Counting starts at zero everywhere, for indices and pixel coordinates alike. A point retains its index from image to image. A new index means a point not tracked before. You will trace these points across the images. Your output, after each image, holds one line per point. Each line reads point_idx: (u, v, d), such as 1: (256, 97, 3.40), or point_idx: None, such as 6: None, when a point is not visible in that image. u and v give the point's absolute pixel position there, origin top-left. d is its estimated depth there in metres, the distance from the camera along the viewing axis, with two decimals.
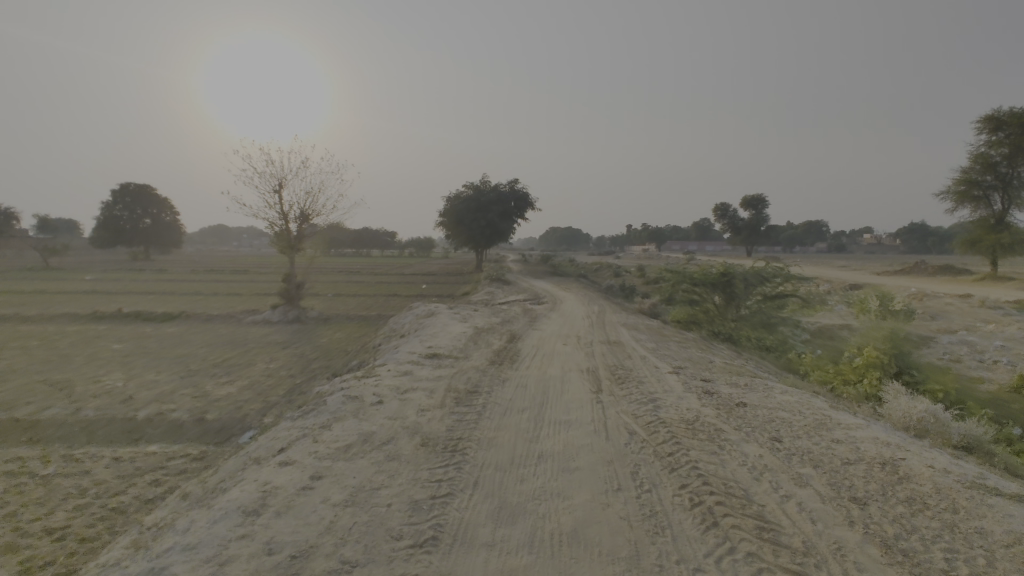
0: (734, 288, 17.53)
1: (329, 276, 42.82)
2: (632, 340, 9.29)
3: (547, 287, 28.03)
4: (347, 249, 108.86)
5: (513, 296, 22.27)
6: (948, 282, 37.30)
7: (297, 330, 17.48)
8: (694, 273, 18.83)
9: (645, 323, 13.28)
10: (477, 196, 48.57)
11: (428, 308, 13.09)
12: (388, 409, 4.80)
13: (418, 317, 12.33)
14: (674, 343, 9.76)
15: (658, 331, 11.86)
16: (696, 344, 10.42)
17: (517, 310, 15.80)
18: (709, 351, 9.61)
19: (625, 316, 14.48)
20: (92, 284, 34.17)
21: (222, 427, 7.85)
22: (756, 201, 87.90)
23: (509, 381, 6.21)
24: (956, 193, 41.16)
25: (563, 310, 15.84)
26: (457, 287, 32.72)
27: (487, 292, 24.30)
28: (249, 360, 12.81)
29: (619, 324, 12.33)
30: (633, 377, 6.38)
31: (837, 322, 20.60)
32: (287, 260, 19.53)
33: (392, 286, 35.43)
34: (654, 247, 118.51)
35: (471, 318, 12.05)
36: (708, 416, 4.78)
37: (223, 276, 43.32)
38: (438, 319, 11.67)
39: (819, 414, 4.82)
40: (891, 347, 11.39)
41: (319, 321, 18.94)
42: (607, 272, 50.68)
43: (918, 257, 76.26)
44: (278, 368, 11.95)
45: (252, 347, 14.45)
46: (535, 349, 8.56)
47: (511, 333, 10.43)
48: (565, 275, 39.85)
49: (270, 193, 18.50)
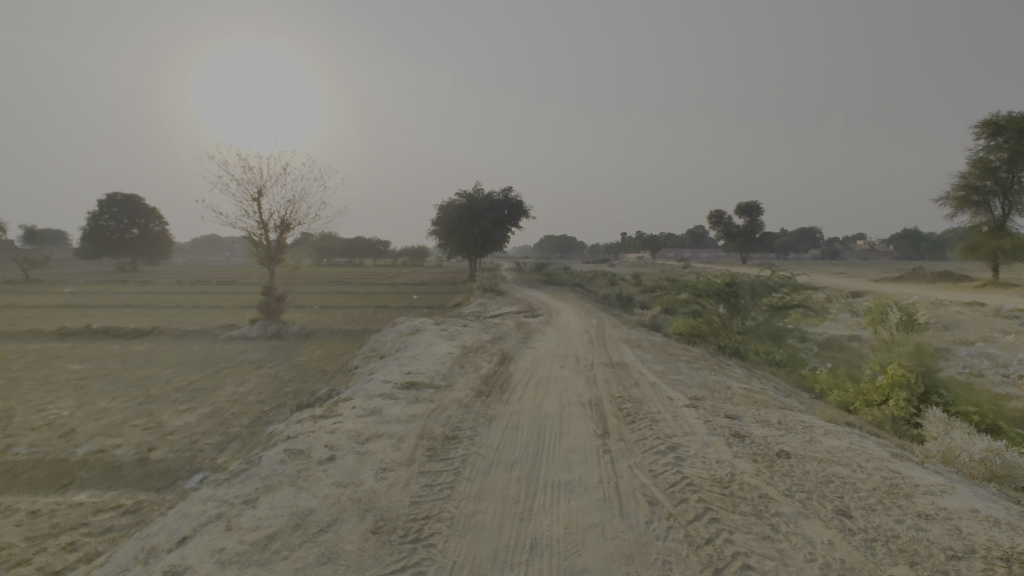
0: (740, 298, 16.60)
1: (318, 287, 41.70)
2: (637, 362, 8.29)
3: (543, 297, 27.06)
4: (339, 258, 107.50)
5: (506, 307, 21.28)
6: (951, 289, 36.49)
7: (276, 347, 16.41)
8: (697, 284, 17.91)
9: (648, 338, 12.31)
10: (470, 204, 47.67)
11: (413, 324, 12.08)
12: (339, 469, 3.76)
13: (401, 335, 11.31)
14: (683, 363, 8.76)
15: (663, 347, 10.87)
16: (706, 363, 9.43)
17: (510, 324, 14.81)
18: (722, 372, 8.61)
19: (625, 330, 13.53)
20: (71, 297, 32.97)
21: (167, 469, 6.78)
22: (751, 208, 87.51)
23: (497, 419, 5.19)
24: (955, 199, 40.53)
25: (560, 324, 14.84)
26: (449, 298, 31.71)
27: (479, 303, 23.29)
28: (217, 382, 11.74)
29: (620, 340, 11.34)
30: (645, 413, 5.37)
31: (845, 334, 19.69)
32: (267, 272, 18.49)
33: (382, 297, 34.35)
34: (650, 255, 117.88)
35: (459, 335, 11.04)
36: (746, 474, 3.78)
37: (209, 288, 42.19)
38: (423, 337, 10.65)
39: (884, 470, 3.85)
40: (918, 364, 10.43)
41: (300, 336, 17.86)
42: (603, 281, 49.71)
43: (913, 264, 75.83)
44: (247, 392, 10.88)
45: (223, 367, 13.35)
46: (528, 373, 7.55)
47: (502, 353, 9.41)
48: (560, 285, 38.86)
49: (249, 201, 17.53)
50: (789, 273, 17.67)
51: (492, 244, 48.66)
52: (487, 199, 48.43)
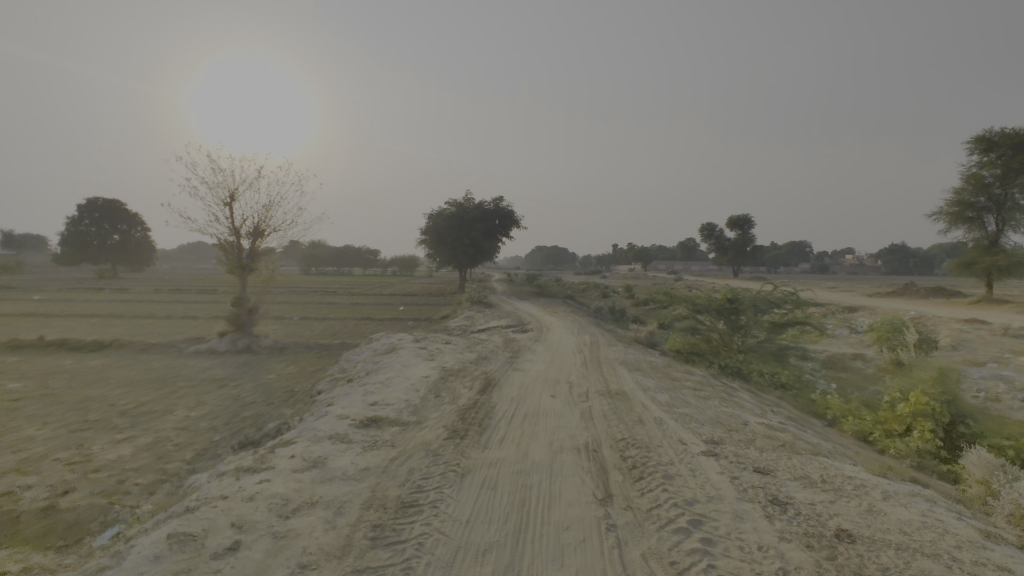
0: (741, 315, 15.69)
1: (301, 297, 40.40)
2: (638, 391, 7.26)
3: (534, 310, 26.02)
4: (328, 268, 105.83)
5: (493, 322, 20.21)
6: (947, 306, 35.88)
7: (245, 363, 15.22)
8: (695, 298, 16.95)
9: (647, 358, 11.30)
10: (460, 213, 46.76)
11: (389, 341, 11.02)
12: (242, 566, 2.71)
13: (375, 354, 10.22)
14: (689, 391, 7.74)
15: (664, 370, 9.87)
16: (714, 389, 8.43)
17: (498, 340, 13.75)
18: (734, 402, 7.61)
19: (622, 349, 12.55)
20: (38, 306, 31.39)
21: (74, 522, 5.62)
22: (743, 221, 87.42)
23: (471, 473, 4.14)
24: (949, 214, 40.16)
25: (551, 341, 13.80)
26: (436, 309, 30.59)
27: (466, 317, 22.21)
28: (169, 404, 10.55)
29: (617, 362, 10.31)
30: (655, 463, 4.36)
31: (849, 353, 18.86)
32: (238, 282, 17.34)
33: (366, 309, 33.13)
34: (641, 267, 117.47)
35: (439, 355, 9.97)
36: (802, 571, 2.78)
37: (188, 296, 40.71)
38: (398, 357, 9.56)
39: (987, 566, 2.84)
40: (942, 391, 9.48)
41: (272, 351, 16.68)
42: (594, 293, 48.82)
43: (903, 280, 75.78)
44: (200, 418, 9.71)
45: (180, 387, 12.14)
46: (514, 405, 6.51)
47: (485, 377, 8.35)
48: (551, 297, 37.84)
49: (220, 206, 16.46)
50: (791, 289, 16.78)
51: (482, 254, 47.72)
52: (477, 208, 47.59)
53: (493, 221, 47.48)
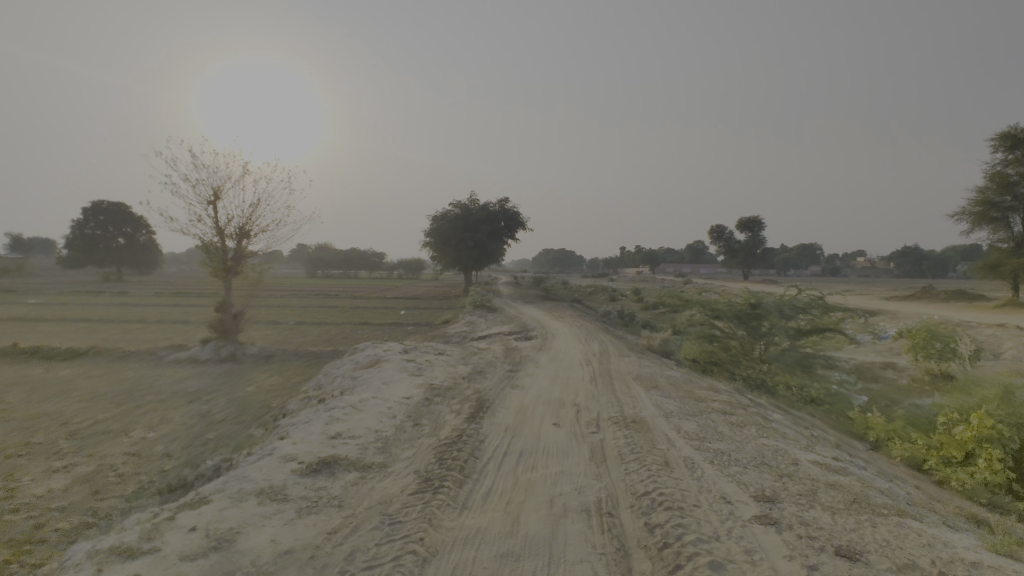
0: (763, 322, 14.41)
1: (301, 301, 39.43)
2: (659, 418, 6.04)
3: (539, 315, 24.80)
4: (334, 271, 105.15)
5: (495, 327, 19.01)
6: (972, 310, 34.19)
7: (225, 373, 14.10)
8: (714, 303, 15.64)
9: (663, 371, 10.03)
10: (464, 215, 45.69)
11: (374, 353, 9.86)
12: None
13: (356, 367, 9.05)
14: (720, 417, 6.49)
15: (684, 385, 8.63)
16: (746, 412, 7.20)
17: (497, 350, 12.54)
18: (773, 430, 6.36)
19: (634, 360, 11.33)
20: (31, 310, 30.56)
21: None
22: (753, 223, 85.74)
23: (437, 560, 2.94)
24: (972, 215, 38.50)
25: (556, 351, 12.58)
26: (437, 314, 29.44)
27: (467, 322, 21.03)
28: (128, 423, 9.41)
29: (630, 375, 9.06)
30: (693, 539, 3.17)
31: (878, 362, 17.44)
32: (222, 286, 16.26)
33: (366, 313, 32.08)
34: (649, 271, 115.91)
35: (428, 370, 8.77)
36: None
37: (186, 300, 39.85)
38: (381, 372, 8.36)
39: None
40: (1012, 413, 8.15)
41: (258, 360, 15.57)
42: (602, 296, 47.56)
43: (919, 283, 73.65)
44: (157, 440, 8.56)
45: (147, 401, 11.02)
46: (507, 438, 5.30)
47: (476, 398, 7.13)
48: (557, 301, 36.62)
49: (203, 205, 15.47)
50: (818, 293, 15.44)
51: (487, 257, 46.62)
52: (482, 210, 46.52)
53: (499, 223, 46.50)
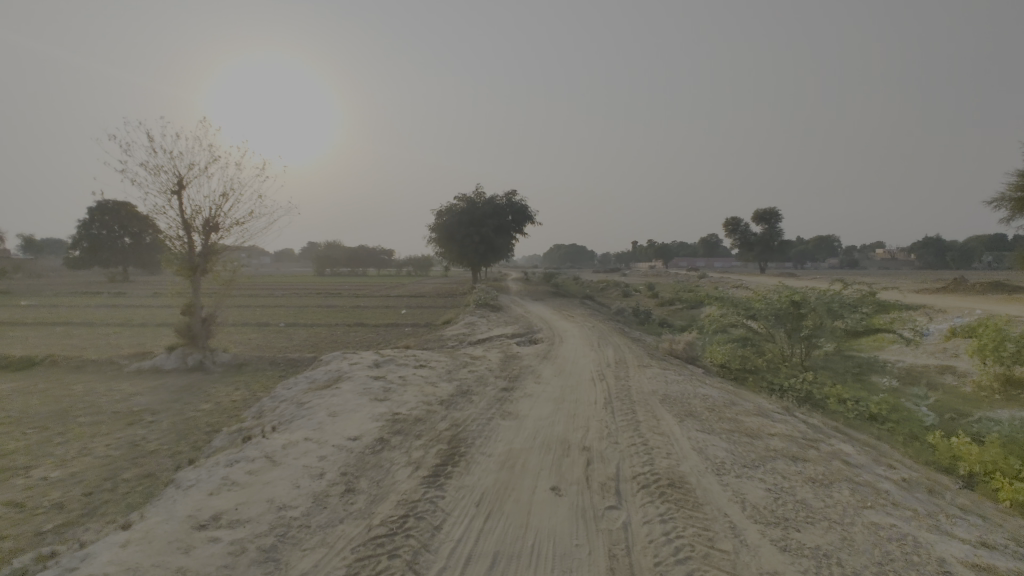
0: (806, 322, 12.31)
1: (301, 301, 37.78)
2: (709, 477, 4.12)
3: (548, 314, 22.81)
4: (342, 269, 103.87)
5: (497, 329, 17.10)
6: (1017, 303, 31.52)
7: (188, 386, 12.35)
8: (748, 301, 13.49)
9: (695, 385, 8.05)
10: (470, 209, 43.83)
11: (337, 368, 8.00)
12: None
13: (309, 388, 7.20)
14: (791, 471, 4.56)
15: (726, 409, 6.67)
16: (821, 455, 5.24)
17: (493, 358, 10.62)
18: (873, 490, 4.42)
19: (656, 371, 9.38)
20: (18, 313, 29.21)
21: None
22: (770, 214, 82.89)
23: None
24: (1013, 200, 35.71)
25: (563, 360, 10.63)
26: (440, 314, 27.56)
27: (467, 323, 19.14)
28: (33, 459, 7.60)
29: (656, 396, 7.10)
30: None
31: (933, 366, 15.28)
32: (189, 287, 14.53)
33: (366, 313, 30.32)
34: (663, 265, 113.40)
35: (397, 393, 6.87)
36: None
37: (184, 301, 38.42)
38: (334, 397, 6.49)
39: None
40: None
41: (229, 370, 13.82)
42: (615, 292, 45.51)
43: (946, 275, 70.29)
44: (54, 484, 6.74)
45: (76, 424, 9.26)
46: (477, 522, 3.42)
47: (450, 438, 5.25)
48: (568, 297, 34.61)
49: (167, 194, 13.81)
50: (868, 286, 13.27)
51: (494, 252, 44.79)
52: (489, 203, 44.69)
53: (506, 217, 44.69)
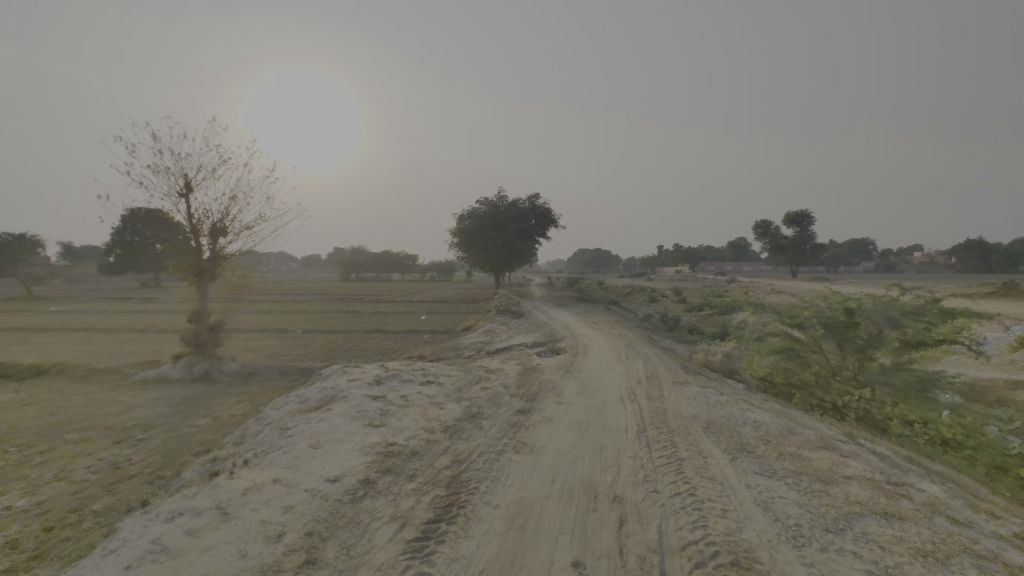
0: (860, 332, 11.02)
1: (322, 306, 37.44)
2: (783, 553, 3.11)
3: (572, 320, 21.74)
4: (367, 274, 104.26)
5: (517, 338, 16.14)
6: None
7: (190, 397, 11.68)
8: (793, 310, 12.20)
9: (741, 408, 6.93)
10: (492, 212, 43.01)
11: (333, 385, 7.14)
12: None
13: (297, 410, 6.36)
14: (888, 536, 3.50)
15: (783, 441, 5.58)
16: (916, 510, 4.14)
17: (510, 372, 9.65)
18: (1000, 567, 3.33)
19: (693, 388, 8.29)
20: (44, 318, 29.38)
21: None
22: (803, 216, 80.07)
23: None
24: None
25: (587, 374, 9.59)
26: (460, 320, 26.72)
27: (486, 331, 18.21)
28: (3, 483, 6.90)
29: (696, 424, 6.04)
30: None
31: (1001, 381, 13.74)
32: (196, 293, 13.92)
33: (386, 319, 29.69)
34: (690, 269, 110.94)
35: (396, 418, 5.97)
36: None
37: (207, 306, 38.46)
38: (322, 422, 5.63)
39: None
40: None
41: (235, 380, 13.15)
42: (641, 296, 44.11)
43: (994, 279, 66.48)
44: (17, 514, 6.02)
45: (64, 441, 8.64)
46: None
47: (449, 480, 4.33)
48: (593, 302, 33.44)
49: (174, 198, 13.28)
50: (930, 292, 11.89)
51: (517, 256, 43.88)
52: (511, 207, 43.84)
53: (528, 220, 43.79)
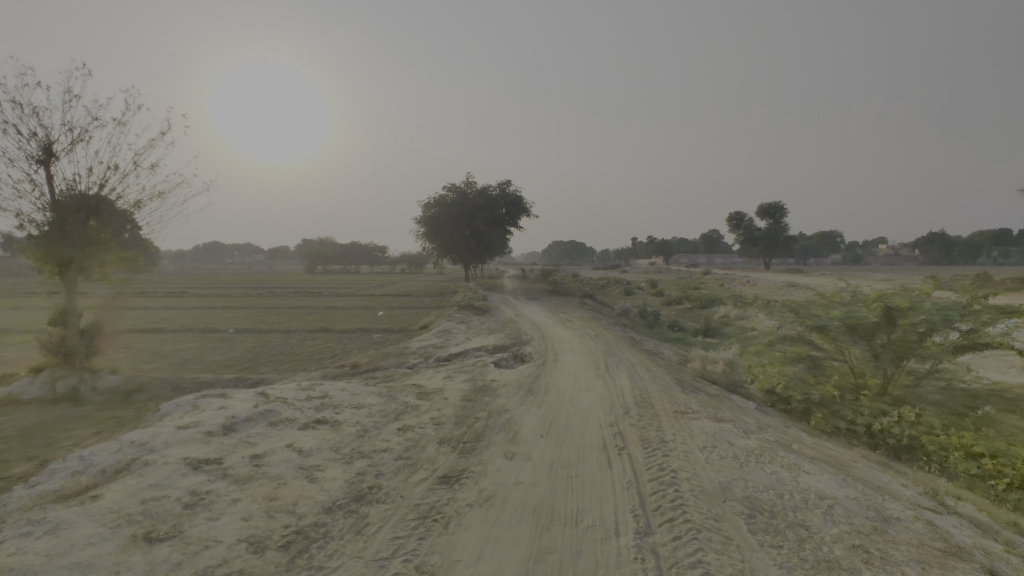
0: (900, 338, 8.74)
1: (271, 301, 34.07)
2: None
3: (541, 317, 19.27)
4: (333, 267, 99.84)
5: (475, 340, 13.56)
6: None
7: (29, 425, 8.71)
8: (813, 312, 9.86)
9: (788, 466, 4.50)
10: (460, 200, 40.14)
11: (145, 438, 4.41)
12: None
13: (48, 494, 3.64)
14: None
15: (891, 554, 3.15)
16: None
17: (451, 396, 7.07)
18: None
19: (703, 419, 5.87)
20: None
21: None
22: (776, 209, 79.68)
23: None
24: None
25: (556, 397, 7.08)
26: (418, 317, 23.94)
27: (441, 330, 15.54)
28: None
29: (732, 514, 3.58)
30: None
31: None
32: (61, 287, 10.66)
33: (338, 315, 26.69)
34: (663, 261, 110.28)
35: (209, 514, 3.33)
36: None
37: (140, 301, 34.56)
38: (47, 537, 2.95)
39: None
40: None
41: (109, 398, 10.18)
42: (615, 290, 42.19)
43: (961, 271, 67.05)
44: None
45: None
46: None
47: None
48: (566, 296, 31.14)
49: (30, 164, 10.28)
50: (974, 285, 9.71)
51: (486, 247, 41.20)
52: (480, 195, 41.10)
53: (498, 209, 41.26)
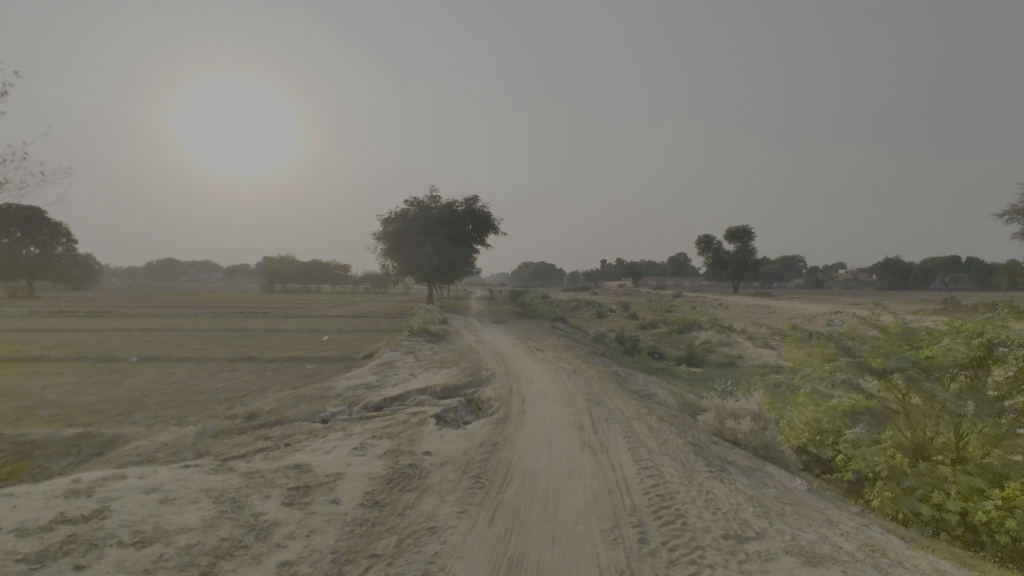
0: (998, 387, 6.31)
1: (205, 323, 30.28)
2: None
3: (505, 345, 16.53)
4: (292, 286, 95.13)
5: (421, 378, 10.72)
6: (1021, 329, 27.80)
7: None
8: (868, 350, 7.41)
9: None
10: (424, 215, 37.43)
11: None
12: None
13: None
14: None
15: None
16: None
17: (344, 498, 4.25)
18: None
19: (786, 567, 3.23)
20: None
21: None
22: (744, 232, 79.80)
23: None
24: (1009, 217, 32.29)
25: (520, 494, 4.38)
26: (366, 344, 20.83)
27: (382, 363, 12.62)
28: None
29: None
30: None
31: None
32: None
33: (276, 340, 23.30)
34: (633, 283, 109.89)
35: None
36: None
37: (49, 321, 30.16)
38: None
39: None
40: None
41: None
42: (587, 313, 40.00)
43: (920, 296, 67.97)
44: None
45: None
46: None
47: None
48: (534, 319, 28.61)
49: None
50: None
51: (450, 266, 38.40)
52: (444, 210, 38.48)
53: (464, 225, 38.80)
